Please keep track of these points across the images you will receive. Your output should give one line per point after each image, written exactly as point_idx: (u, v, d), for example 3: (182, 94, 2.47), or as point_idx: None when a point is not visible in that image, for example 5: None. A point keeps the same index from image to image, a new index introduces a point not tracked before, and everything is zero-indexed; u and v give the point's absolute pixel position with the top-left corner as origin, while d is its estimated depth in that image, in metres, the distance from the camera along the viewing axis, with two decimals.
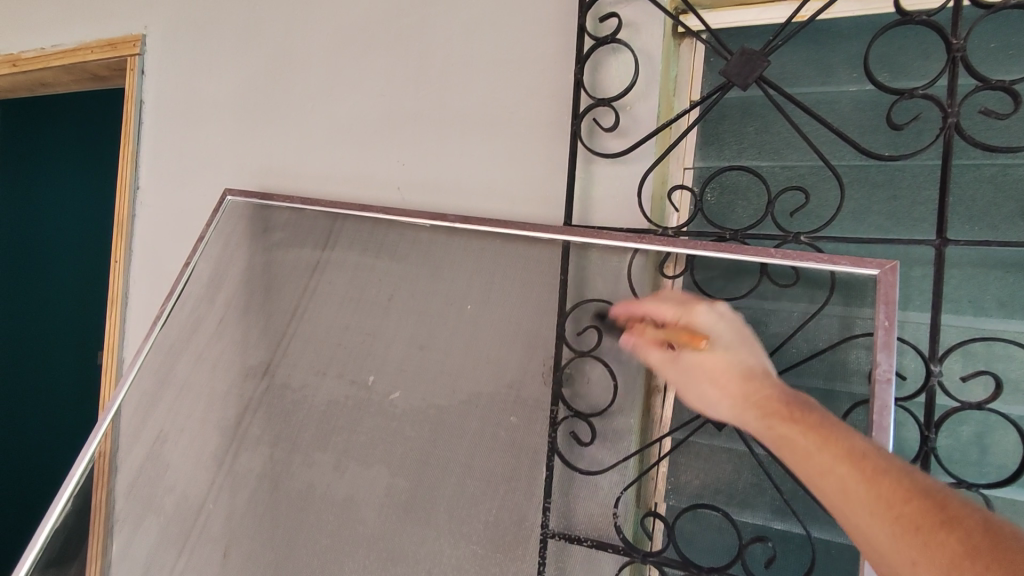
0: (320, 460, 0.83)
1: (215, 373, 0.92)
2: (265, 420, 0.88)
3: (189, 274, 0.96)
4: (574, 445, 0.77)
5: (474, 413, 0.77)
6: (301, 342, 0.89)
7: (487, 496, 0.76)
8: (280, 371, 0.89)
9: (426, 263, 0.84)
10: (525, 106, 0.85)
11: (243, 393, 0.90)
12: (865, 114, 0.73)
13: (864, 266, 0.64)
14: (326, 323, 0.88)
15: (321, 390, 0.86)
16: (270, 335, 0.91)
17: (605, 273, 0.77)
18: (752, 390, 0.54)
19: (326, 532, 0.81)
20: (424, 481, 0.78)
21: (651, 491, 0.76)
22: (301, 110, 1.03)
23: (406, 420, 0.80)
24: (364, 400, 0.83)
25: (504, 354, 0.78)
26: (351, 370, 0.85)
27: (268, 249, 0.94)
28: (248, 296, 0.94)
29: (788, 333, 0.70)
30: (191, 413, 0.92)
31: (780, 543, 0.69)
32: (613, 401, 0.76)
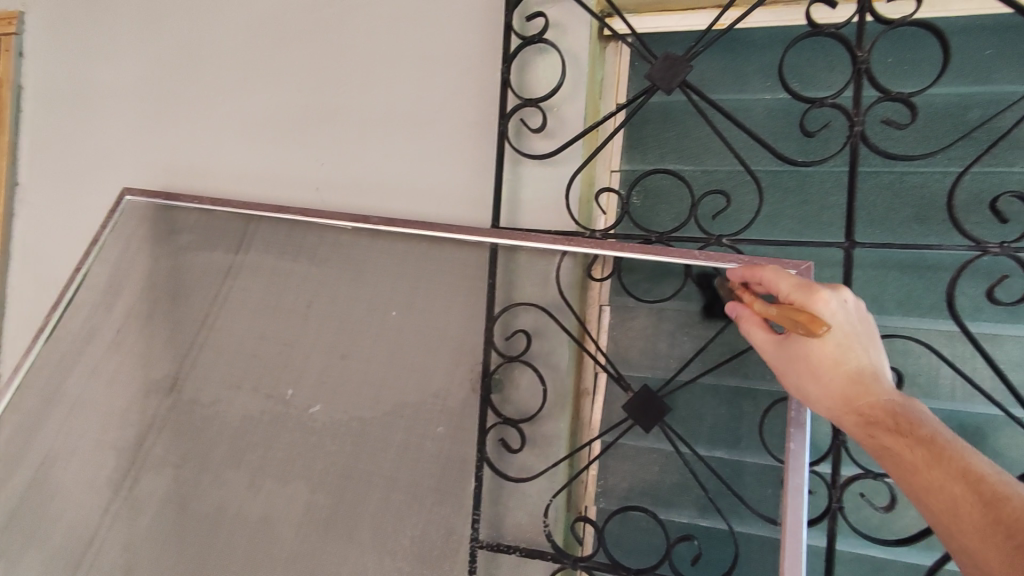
0: (232, 480, 0.77)
1: (114, 389, 0.84)
2: (171, 439, 0.80)
3: (79, 281, 0.87)
4: (502, 452, 0.76)
5: (400, 424, 0.74)
6: (210, 352, 0.82)
7: (412, 510, 0.72)
8: (189, 385, 0.82)
9: (348, 267, 0.79)
10: (451, 104, 0.83)
11: (145, 408, 0.82)
12: (779, 121, 0.76)
13: (784, 266, 0.64)
14: (239, 332, 0.82)
15: (233, 404, 0.80)
16: (175, 344, 0.84)
17: (532, 276, 0.76)
18: (860, 391, 0.50)
19: (238, 557, 0.75)
20: (345, 497, 0.74)
21: (581, 495, 0.77)
22: (211, 102, 0.95)
23: (326, 433, 0.76)
24: (282, 413, 0.78)
25: (430, 360, 0.76)
26: (266, 382, 0.79)
27: (173, 252, 0.86)
28: (150, 303, 0.86)
29: (712, 334, 0.71)
30: (84, 433, 0.83)
31: (704, 541, 0.71)
32: (542, 406, 0.75)
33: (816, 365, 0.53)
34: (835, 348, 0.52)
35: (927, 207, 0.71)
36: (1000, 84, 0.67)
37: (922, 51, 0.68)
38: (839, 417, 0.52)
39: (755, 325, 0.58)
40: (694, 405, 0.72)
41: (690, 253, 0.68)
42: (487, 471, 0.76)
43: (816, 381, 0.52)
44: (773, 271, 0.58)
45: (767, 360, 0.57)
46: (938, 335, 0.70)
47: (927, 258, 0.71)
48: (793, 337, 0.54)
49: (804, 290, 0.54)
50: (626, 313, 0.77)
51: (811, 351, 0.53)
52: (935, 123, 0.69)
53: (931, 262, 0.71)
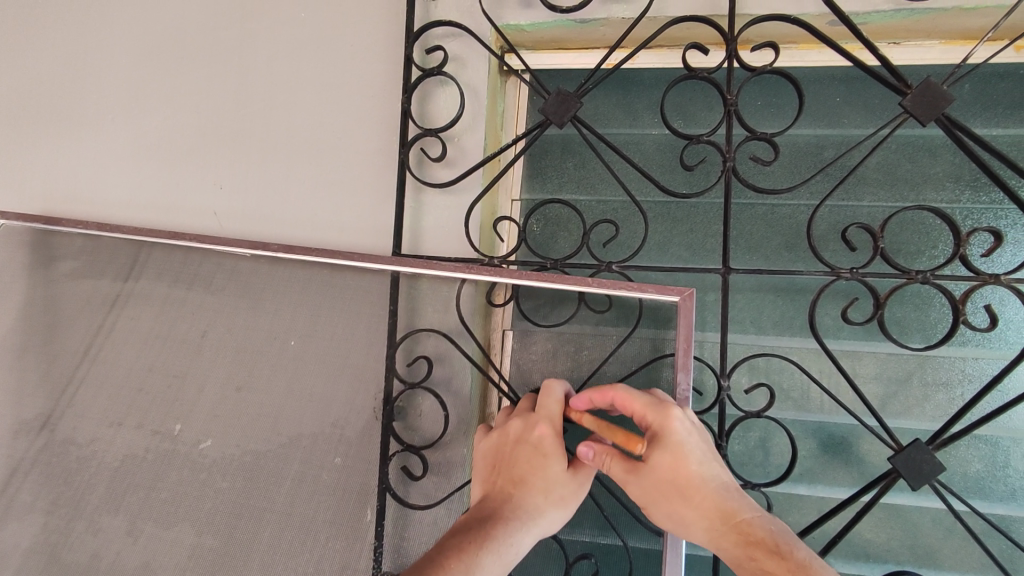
0: (110, 525, 0.72)
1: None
2: (41, 484, 0.75)
3: None
4: (405, 479, 0.76)
5: (295, 457, 0.72)
6: (89, 388, 0.77)
7: (306, 546, 0.70)
8: (65, 424, 0.76)
9: (244, 295, 0.76)
10: (353, 131, 0.83)
11: (15, 451, 0.77)
12: (665, 154, 0.81)
13: (669, 292, 0.68)
14: (123, 366, 0.77)
15: (115, 443, 0.75)
16: (50, 381, 0.78)
17: (433, 303, 0.77)
18: (729, 512, 0.53)
19: None
20: (234, 536, 0.71)
21: None
22: (100, 122, 0.91)
23: (217, 469, 0.73)
24: (170, 450, 0.74)
25: (329, 389, 0.74)
26: (153, 419, 0.75)
27: (50, 280, 0.81)
28: (23, 336, 0.80)
29: (606, 356, 0.73)
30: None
31: (602, 559, 0.71)
32: (444, 431, 0.76)
33: (688, 487, 0.54)
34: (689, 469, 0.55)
35: (794, 236, 0.78)
36: (849, 127, 0.75)
37: (782, 96, 0.75)
38: (717, 541, 0.53)
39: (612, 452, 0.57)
40: None
41: (583, 279, 0.70)
42: (389, 499, 0.76)
43: (696, 507, 0.54)
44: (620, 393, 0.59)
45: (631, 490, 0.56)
46: (807, 353, 0.77)
47: (796, 282, 0.78)
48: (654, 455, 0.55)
49: (656, 409, 0.57)
50: (526, 336, 0.78)
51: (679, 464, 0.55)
52: (797, 160, 0.77)
53: (799, 286, 0.77)
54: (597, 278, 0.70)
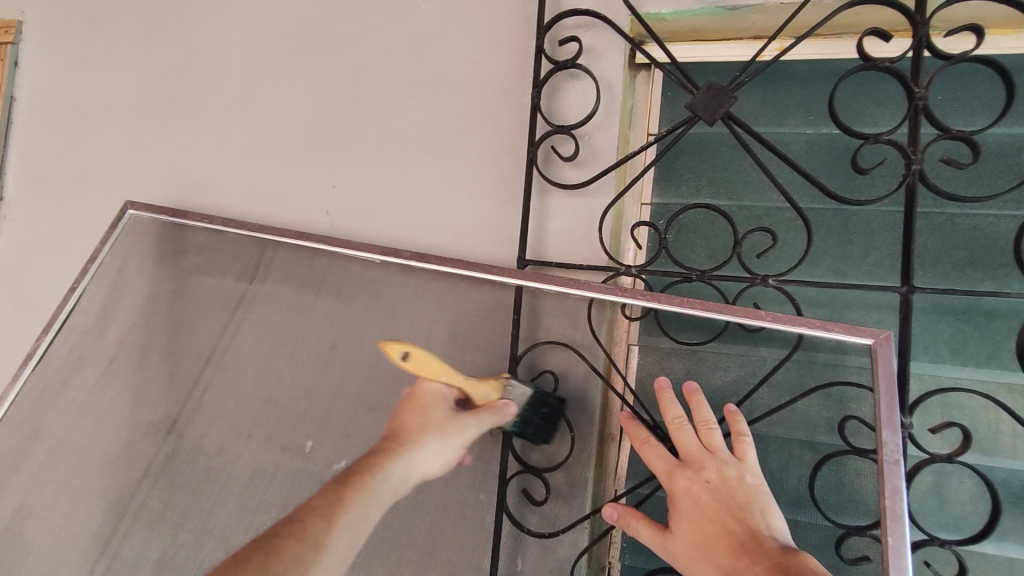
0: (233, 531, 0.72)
1: (114, 429, 0.81)
2: (171, 489, 0.76)
3: (75, 301, 0.85)
4: (524, 503, 0.70)
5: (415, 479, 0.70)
6: (217, 392, 0.79)
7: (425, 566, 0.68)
8: (194, 429, 0.78)
9: (373, 306, 0.76)
10: (474, 127, 0.78)
11: (148, 451, 0.79)
12: (819, 157, 0.72)
13: (858, 334, 0.62)
14: (255, 375, 0.79)
15: (245, 453, 0.76)
16: (182, 383, 0.80)
17: (559, 316, 0.72)
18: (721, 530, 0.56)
19: None
20: (356, 552, 0.69)
21: (604, 550, 0.70)
22: (214, 116, 0.91)
23: (344, 489, 0.71)
24: (294, 459, 0.74)
25: (454, 405, 0.72)
26: (281, 433, 0.75)
27: (187, 286, 0.84)
28: (159, 340, 0.83)
29: (757, 381, 0.69)
30: (69, 477, 0.80)
31: None
32: (572, 453, 0.69)
33: (722, 491, 0.60)
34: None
35: (979, 251, 0.67)
36: None
37: (970, 91, 0.66)
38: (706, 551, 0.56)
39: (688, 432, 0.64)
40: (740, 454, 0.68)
41: (756, 312, 0.65)
42: (504, 523, 0.69)
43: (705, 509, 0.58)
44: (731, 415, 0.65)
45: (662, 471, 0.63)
46: (993, 387, 0.66)
47: (981, 305, 0.67)
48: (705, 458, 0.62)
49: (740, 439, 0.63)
50: (658, 353, 0.72)
51: (712, 526, 0.57)
52: (988, 163, 0.66)
53: (985, 308, 0.67)
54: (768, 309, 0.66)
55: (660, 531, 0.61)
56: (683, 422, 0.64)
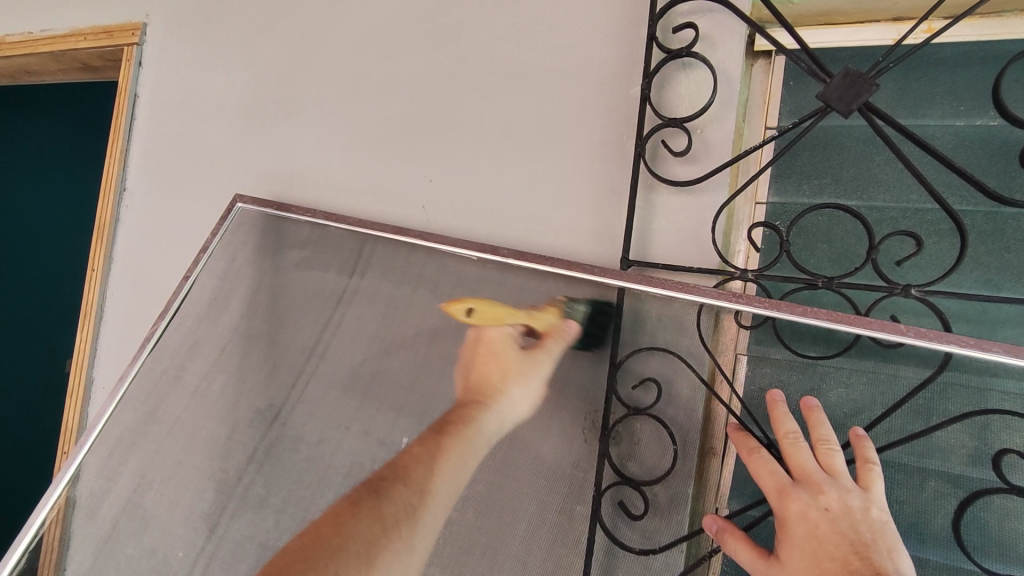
0: (333, 531, 0.73)
1: (222, 414, 0.84)
2: (275, 476, 0.78)
3: (189, 286, 0.91)
4: (620, 516, 0.65)
5: (514, 484, 0.68)
6: (317, 384, 0.80)
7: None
8: (294, 419, 0.80)
9: (470, 304, 0.75)
10: (576, 121, 0.75)
11: (251, 437, 0.81)
12: (970, 153, 0.63)
13: (1022, 357, 0.55)
14: (351, 367, 0.80)
15: (343, 445, 0.76)
16: (284, 374, 0.83)
17: (666, 322, 0.68)
18: (843, 566, 0.48)
19: None
20: (457, 571, 0.67)
21: (703, 573, 0.63)
22: (317, 110, 0.93)
23: (441, 490, 0.70)
24: (393, 460, 0.73)
25: (551, 413, 0.69)
26: (379, 427, 0.75)
27: (290, 275, 0.87)
28: (264, 330, 0.85)
29: (891, 404, 0.61)
30: (182, 457, 0.83)
31: None
32: (674, 469, 0.64)
33: (844, 519, 0.51)
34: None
35: None
36: None
37: None
38: None
39: (804, 452, 0.56)
40: None
41: (895, 326, 0.59)
42: (597, 534, 0.65)
43: (824, 539, 0.50)
44: (859, 442, 0.57)
45: (769, 488, 0.55)
46: None
47: None
48: (829, 483, 0.53)
49: (867, 469, 0.55)
50: (774, 367, 0.66)
51: (832, 562, 0.49)
52: None
53: None
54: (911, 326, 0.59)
55: (763, 556, 0.54)
56: (798, 438, 0.56)
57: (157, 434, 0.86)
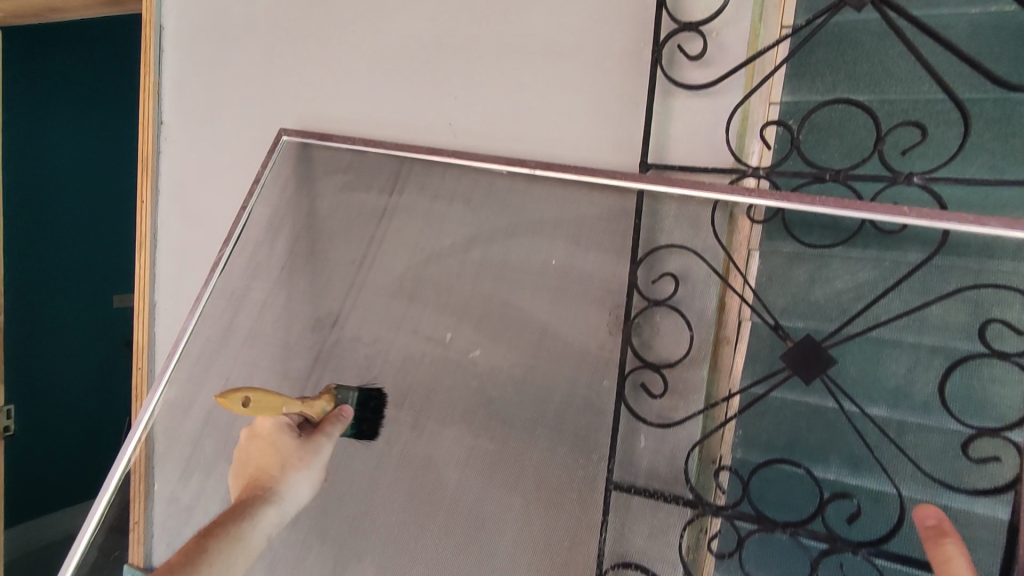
0: (397, 417, 0.85)
1: (287, 324, 0.94)
2: (339, 374, 0.89)
3: (245, 218, 0.96)
4: (642, 395, 0.76)
5: (552, 370, 0.77)
6: (367, 292, 0.89)
7: (564, 451, 0.77)
8: (350, 324, 0.90)
9: (502, 212, 0.81)
10: (596, 29, 0.77)
11: (314, 341, 0.92)
12: (983, 41, 0.65)
13: (1015, 229, 0.59)
14: (395, 275, 0.87)
15: (396, 343, 0.86)
16: (336, 285, 0.91)
17: (684, 221, 0.73)
18: None
19: (405, 486, 0.84)
20: (509, 443, 0.79)
21: (717, 444, 0.75)
22: (341, 33, 0.95)
23: (486, 378, 0.80)
24: (442, 354, 0.83)
25: (580, 309, 0.77)
26: (426, 327, 0.84)
27: (330, 194, 0.93)
28: (313, 247, 0.93)
29: (889, 286, 0.67)
30: (258, 360, 0.95)
31: (865, 499, 0.69)
32: (688, 353, 0.73)
33: None
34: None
35: None
36: None
37: None
38: None
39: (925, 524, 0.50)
40: (864, 358, 0.69)
41: (899, 209, 0.63)
42: (623, 410, 0.76)
43: None
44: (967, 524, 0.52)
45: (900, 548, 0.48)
46: None
47: None
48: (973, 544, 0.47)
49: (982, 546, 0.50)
50: (783, 258, 0.72)
51: None
52: None
53: None
54: (913, 208, 0.63)
55: None
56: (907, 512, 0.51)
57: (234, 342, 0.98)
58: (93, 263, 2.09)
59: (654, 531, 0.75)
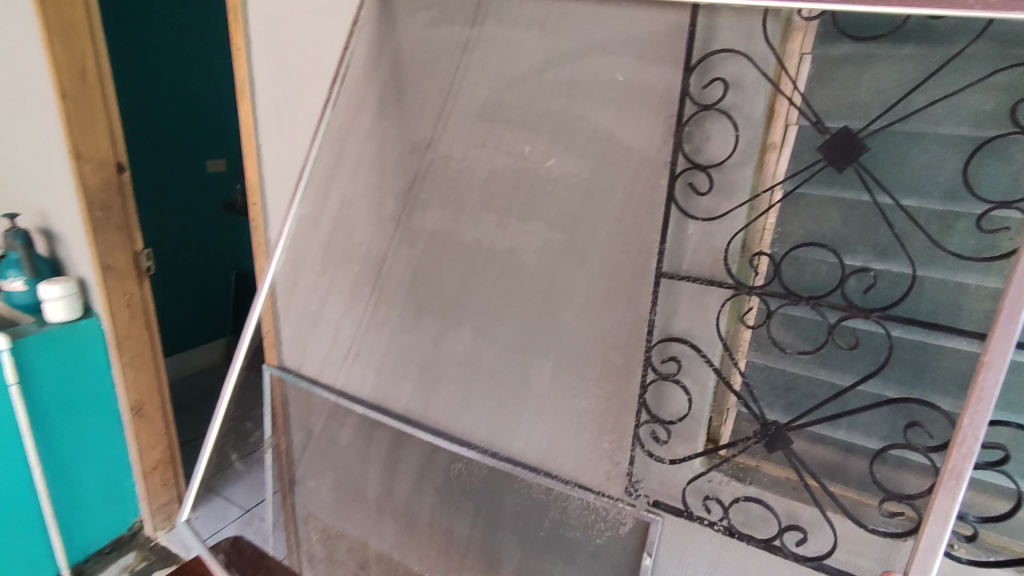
0: (485, 219, 1.04)
1: (388, 150, 1.11)
2: (436, 187, 1.07)
3: (349, 58, 1.08)
4: (689, 194, 0.88)
5: (617, 173, 0.91)
6: (455, 117, 1.02)
7: (626, 241, 0.93)
8: (442, 146, 1.05)
9: (575, 35, 0.88)
10: None
11: (413, 163, 1.09)
12: None
13: None
14: (479, 101, 0.99)
15: (482, 159, 1.01)
16: (429, 112, 1.04)
17: (744, 32, 0.79)
18: None
19: (492, 272, 1.05)
20: (579, 234, 0.96)
21: (758, 239, 0.89)
22: None
23: (561, 184, 0.95)
24: (522, 166, 0.98)
25: (644, 120, 0.87)
26: (508, 143, 0.98)
27: (416, 30, 1.02)
28: (404, 78, 1.05)
29: (926, 76, 0.73)
30: (368, 180, 1.15)
31: (881, 272, 0.81)
32: (733, 154, 0.83)
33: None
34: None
35: None
36: None
37: None
38: None
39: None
40: (893, 146, 0.77)
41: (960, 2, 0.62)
42: (672, 207, 0.89)
43: None
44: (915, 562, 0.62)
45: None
46: None
47: None
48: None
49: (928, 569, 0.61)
50: (830, 59, 0.78)
51: None
52: None
53: None
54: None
55: None
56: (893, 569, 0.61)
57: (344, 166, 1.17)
58: (196, 122, 2.95)
59: (694, 308, 0.92)
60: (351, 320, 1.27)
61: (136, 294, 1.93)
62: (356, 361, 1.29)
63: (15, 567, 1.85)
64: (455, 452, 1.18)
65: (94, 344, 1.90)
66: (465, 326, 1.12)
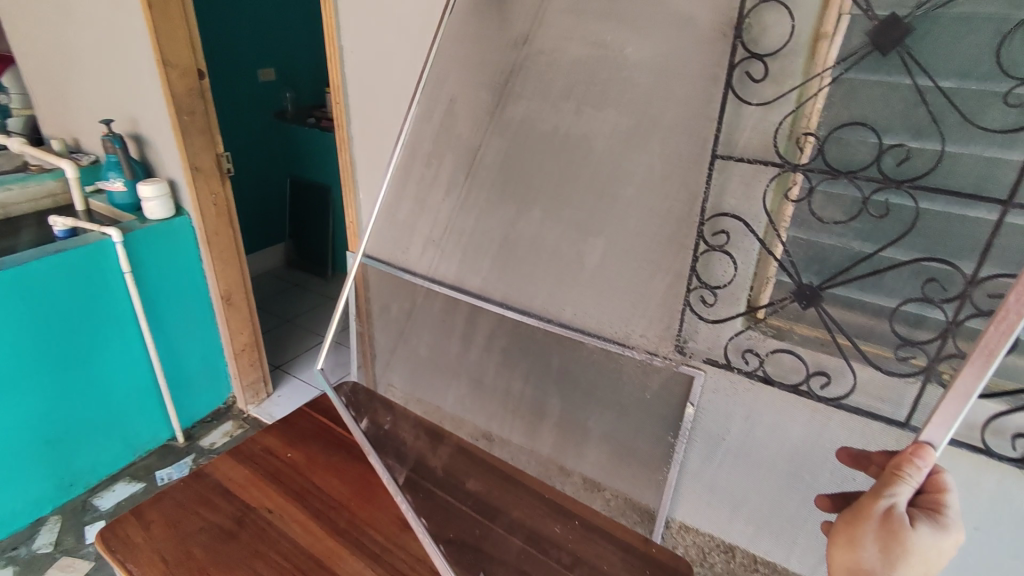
0: (565, 108, 1.18)
1: (485, 48, 1.25)
2: (528, 80, 1.21)
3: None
4: (746, 82, 1.01)
5: (695, 61, 1.02)
6: (552, 13, 1.13)
7: (694, 125, 1.06)
8: (537, 42, 1.17)
9: None
10: None
11: (512, 58, 1.22)
12: None
13: None
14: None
15: (569, 51, 1.13)
16: (534, 8, 1.16)
17: None
18: None
19: (567, 156, 1.21)
20: (647, 118, 1.09)
21: (805, 122, 1.00)
22: None
23: (637, 73, 1.08)
24: (604, 56, 1.10)
25: (721, 8, 0.98)
26: (594, 35, 1.10)
27: None
28: None
29: None
30: (468, 75, 1.29)
31: (914, 147, 0.93)
32: (787, 44, 0.96)
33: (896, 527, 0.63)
34: (894, 468, 0.67)
35: None
36: None
37: None
38: None
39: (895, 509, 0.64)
40: (935, 33, 0.87)
41: None
42: (731, 95, 1.02)
43: None
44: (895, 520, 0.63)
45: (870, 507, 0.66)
46: None
47: None
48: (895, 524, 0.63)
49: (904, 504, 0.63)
50: None
51: None
52: None
53: None
54: None
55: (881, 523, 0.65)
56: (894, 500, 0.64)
57: (441, 61, 1.32)
58: (259, 35, 3.11)
59: (746, 184, 1.07)
60: (442, 202, 1.45)
61: (220, 194, 2.12)
62: (446, 241, 1.48)
63: (137, 423, 2.19)
64: (522, 321, 1.39)
65: (186, 236, 2.13)
66: (536, 208, 1.29)
